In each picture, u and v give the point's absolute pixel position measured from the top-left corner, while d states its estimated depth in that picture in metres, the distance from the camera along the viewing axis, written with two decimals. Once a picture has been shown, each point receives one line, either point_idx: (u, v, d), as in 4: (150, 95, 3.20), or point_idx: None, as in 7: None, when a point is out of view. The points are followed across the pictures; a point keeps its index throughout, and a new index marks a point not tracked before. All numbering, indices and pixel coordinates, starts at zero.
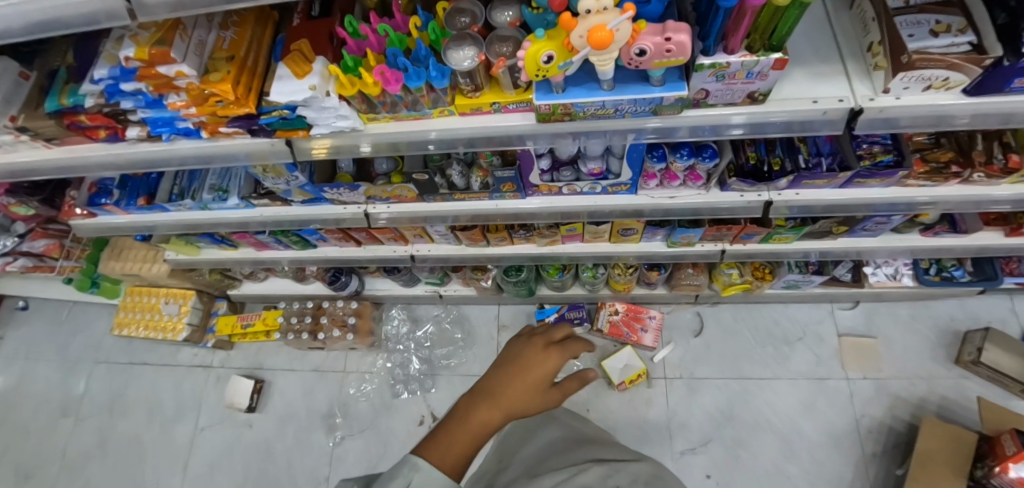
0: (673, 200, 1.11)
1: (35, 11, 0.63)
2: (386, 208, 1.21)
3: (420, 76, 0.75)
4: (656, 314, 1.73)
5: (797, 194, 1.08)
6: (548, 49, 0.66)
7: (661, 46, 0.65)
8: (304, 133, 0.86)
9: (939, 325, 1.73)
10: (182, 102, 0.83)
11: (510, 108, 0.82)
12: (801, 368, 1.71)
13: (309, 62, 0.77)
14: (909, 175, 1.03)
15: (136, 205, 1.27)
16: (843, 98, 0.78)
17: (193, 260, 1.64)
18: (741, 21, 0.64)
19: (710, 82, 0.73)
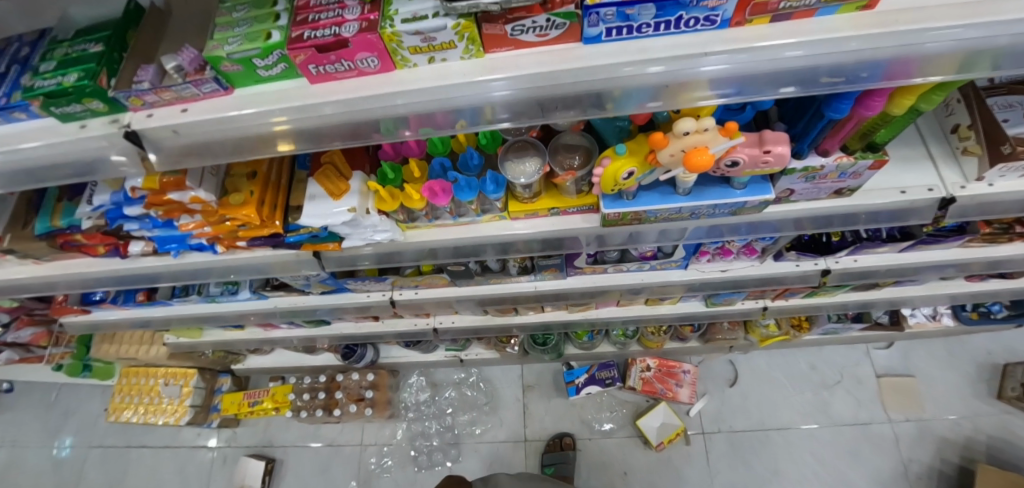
0: (725, 273, 1.04)
1: (27, 155, 0.53)
2: (413, 294, 1.11)
3: (473, 188, 0.67)
4: (690, 367, 1.65)
5: (855, 261, 1.01)
6: (629, 166, 0.58)
7: (758, 158, 0.57)
8: (335, 246, 0.76)
9: (977, 359, 1.68)
10: (195, 223, 0.73)
11: (569, 211, 0.74)
12: (842, 414, 1.64)
13: (346, 179, 0.68)
14: (973, 239, 0.98)
15: (135, 302, 1.16)
16: (932, 187, 0.71)
17: (196, 342, 1.52)
18: (845, 127, 0.58)
19: (798, 183, 0.66)
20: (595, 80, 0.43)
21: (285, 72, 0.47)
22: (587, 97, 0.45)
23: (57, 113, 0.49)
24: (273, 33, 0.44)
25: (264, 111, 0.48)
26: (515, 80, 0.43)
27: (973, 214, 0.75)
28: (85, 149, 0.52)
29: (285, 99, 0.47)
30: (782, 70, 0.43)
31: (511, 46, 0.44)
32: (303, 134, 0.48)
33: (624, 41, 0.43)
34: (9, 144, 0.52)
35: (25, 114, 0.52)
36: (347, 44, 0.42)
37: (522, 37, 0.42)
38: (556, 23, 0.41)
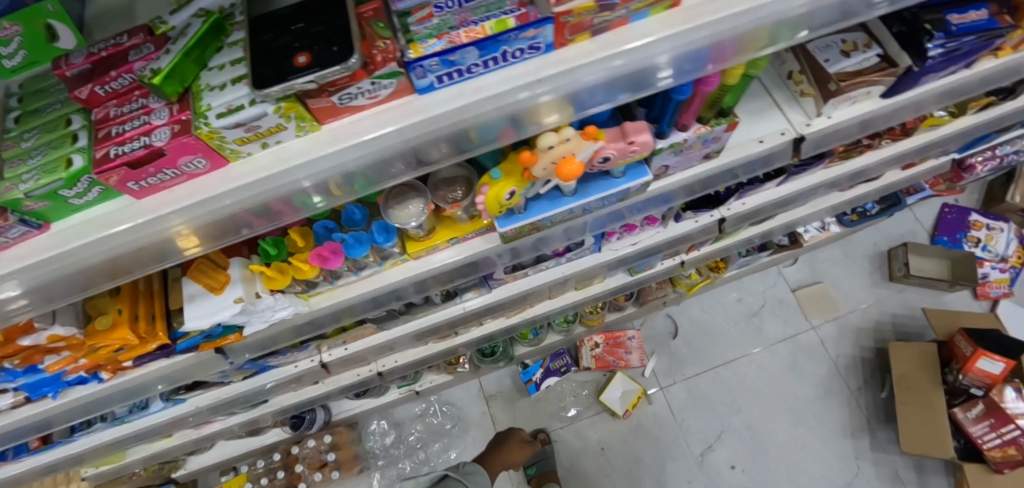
0: (636, 245, 1.09)
1: None
2: (342, 350, 1.06)
3: (362, 243, 0.64)
4: (634, 332, 1.72)
5: (744, 204, 1.09)
6: (509, 187, 0.58)
7: (626, 149, 0.59)
8: (234, 338, 0.71)
9: (867, 252, 1.89)
10: (64, 361, 0.64)
11: (468, 236, 0.73)
12: (773, 334, 1.79)
13: (223, 269, 0.64)
14: (832, 159, 1.09)
15: (29, 450, 1.02)
16: (783, 131, 0.78)
17: (121, 466, 1.36)
18: (693, 103, 0.62)
19: (670, 158, 0.70)
20: (446, 124, 0.46)
21: (100, 192, 0.45)
22: (444, 139, 0.48)
23: None
24: (74, 158, 0.41)
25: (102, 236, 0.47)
26: (357, 145, 0.45)
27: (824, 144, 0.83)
28: None
29: (127, 218, 0.47)
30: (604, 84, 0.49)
31: (344, 113, 0.45)
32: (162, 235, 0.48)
33: (458, 82, 0.45)
34: None
35: None
36: (164, 152, 0.40)
37: (353, 103, 0.44)
38: (382, 84, 0.42)
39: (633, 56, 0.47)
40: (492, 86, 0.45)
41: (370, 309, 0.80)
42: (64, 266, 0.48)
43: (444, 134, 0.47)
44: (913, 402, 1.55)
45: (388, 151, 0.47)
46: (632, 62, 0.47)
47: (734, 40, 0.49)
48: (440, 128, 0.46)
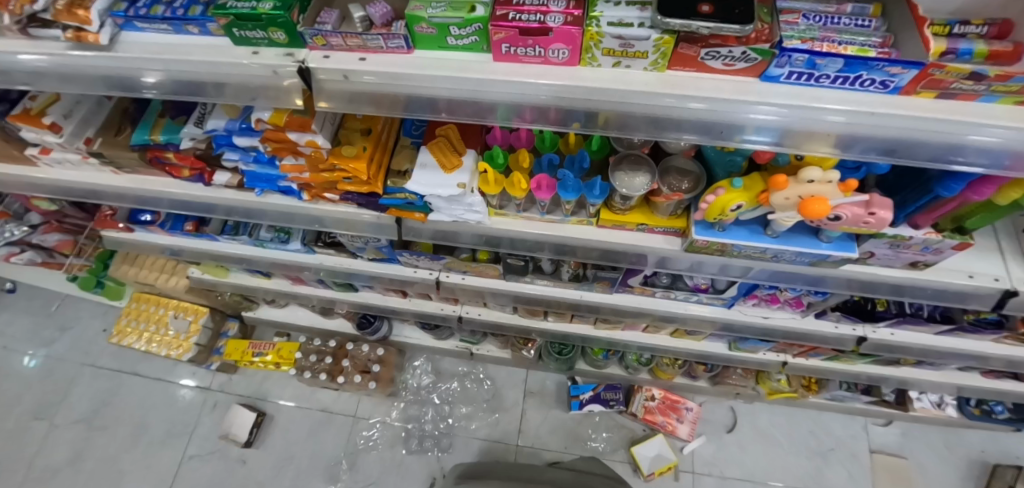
0: (765, 319, 1.07)
1: (187, 69, 0.55)
2: (459, 279, 1.12)
3: (577, 189, 0.69)
4: (694, 406, 1.67)
5: (892, 334, 1.05)
6: (739, 201, 0.61)
7: (861, 217, 0.61)
8: (420, 215, 0.79)
9: (971, 457, 1.67)
10: (297, 166, 0.75)
11: (655, 230, 0.76)
12: (834, 482, 1.63)
13: (457, 154, 0.70)
14: (1008, 335, 1.01)
15: (183, 230, 1.17)
16: (999, 277, 0.76)
17: (218, 282, 1.52)
18: (942, 207, 0.62)
19: (882, 247, 0.70)
20: (948, 136, 0.46)
21: (473, 44, 0.48)
22: (929, 145, 0.47)
23: (234, 34, 0.51)
24: (476, 7, 0.45)
25: (414, 75, 0.49)
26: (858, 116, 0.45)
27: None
28: (251, 74, 0.54)
29: (464, 69, 0.48)
30: None
31: (693, 67, 0.46)
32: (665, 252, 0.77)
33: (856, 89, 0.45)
34: (172, 56, 0.54)
35: (196, 28, 0.53)
36: (548, 32, 0.44)
37: (709, 62, 0.45)
38: (748, 56, 0.43)
39: None
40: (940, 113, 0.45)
41: (547, 254, 0.84)
42: (407, 88, 0.50)
43: (695, 117, 0.47)
44: None
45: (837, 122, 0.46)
46: (934, 130, 0.46)
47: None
48: (696, 112, 0.47)
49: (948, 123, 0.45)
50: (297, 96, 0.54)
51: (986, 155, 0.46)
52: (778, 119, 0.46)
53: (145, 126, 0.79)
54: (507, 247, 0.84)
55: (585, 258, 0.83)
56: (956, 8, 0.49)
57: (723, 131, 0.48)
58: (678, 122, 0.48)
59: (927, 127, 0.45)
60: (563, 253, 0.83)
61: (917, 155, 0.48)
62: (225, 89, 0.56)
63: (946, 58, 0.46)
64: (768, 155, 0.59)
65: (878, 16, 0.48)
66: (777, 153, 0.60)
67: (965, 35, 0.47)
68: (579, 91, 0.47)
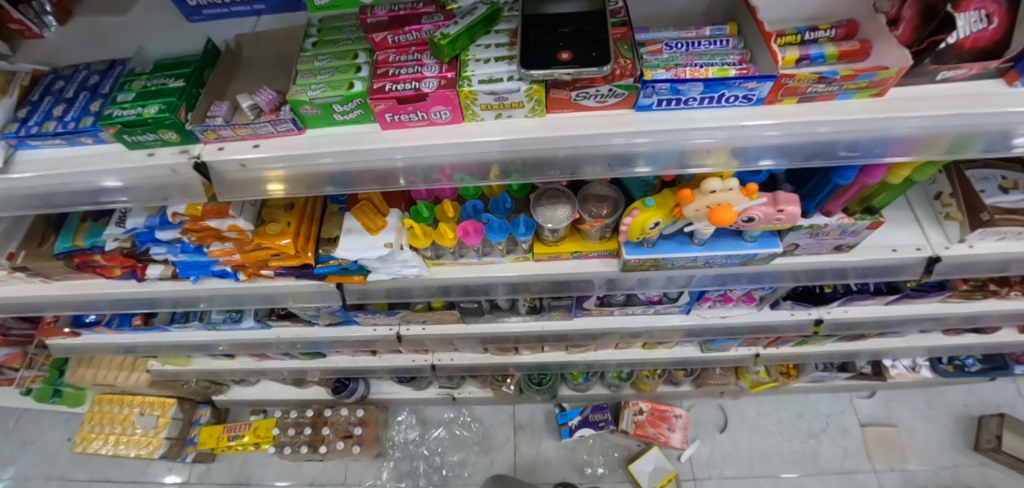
0: (724, 318, 1.09)
1: (88, 179, 0.54)
2: (420, 329, 1.11)
3: (504, 229, 0.71)
4: (683, 411, 1.66)
5: (846, 311, 1.07)
6: (656, 218, 0.63)
7: (772, 215, 0.63)
8: (359, 278, 0.78)
9: (954, 413, 1.72)
10: (225, 250, 0.74)
11: (590, 255, 0.78)
12: (829, 462, 1.65)
13: (381, 214, 0.71)
14: (951, 295, 1.05)
15: (131, 325, 1.13)
16: (920, 246, 0.78)
17: (182, 370, 1.46)
18: (848, 193, 0.65)
19: (804, 238, 0.72)
20: (815, 134, 0.49)
21: (359, 117, 0.49)
22: (803, 144, 0.50)
23: (126, 140, 0.51)
24: (355, 83, 0.47)
25: (310, 155, 0.50)
26: (730, 130, 0.48)
27: (962, 272, 0.81)
28: (152, 175, 0.54)
29: (355, 142, 0.50)
30: (980, 137, 0.50)
31: (570, 108, 0.48)
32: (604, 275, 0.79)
33: (720, 105, 0.48)
34: (70, 168, 0.54)
35: (90, 138, 0.53)
36: (425, 98, 0.45)
37: (583, 102, 0.47)
38: (616, 93, 0.46)
39: (971, 121, 0.49)
40: (803, 114, 0.48)
41: (500, 294, 0.83)
42: (306, 167, 0.51)
43: (583, 153, 0.50)
44: None
45: (711, 135, 0.49)
46: (798, 133, 0.49)
47: (925, 138, 0.50)
48: (582, 148, 0.49)
49: (814, 122, 0.48)
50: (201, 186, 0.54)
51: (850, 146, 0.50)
52: (660, 141, 0.49)
53: (68, 233, 0.77)
54: (457, 294, 0.83)
55: (538, 292, 0.82)
56: (809, 15, 0.53)
57: (613, 163, 0.50)
58: (567, 162, 0.50)
59: (795, 131, 0.49)
60: (509, 290, 0.84)
61: (792, 155, 0.51)
62: (132, 193, 0.56)
63: (802, 63, 0.49)
64: None
65: (735, 34, 0.51)
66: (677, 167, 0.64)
67: (817, 40, 0.50)
68: (467, 147, 0.49)
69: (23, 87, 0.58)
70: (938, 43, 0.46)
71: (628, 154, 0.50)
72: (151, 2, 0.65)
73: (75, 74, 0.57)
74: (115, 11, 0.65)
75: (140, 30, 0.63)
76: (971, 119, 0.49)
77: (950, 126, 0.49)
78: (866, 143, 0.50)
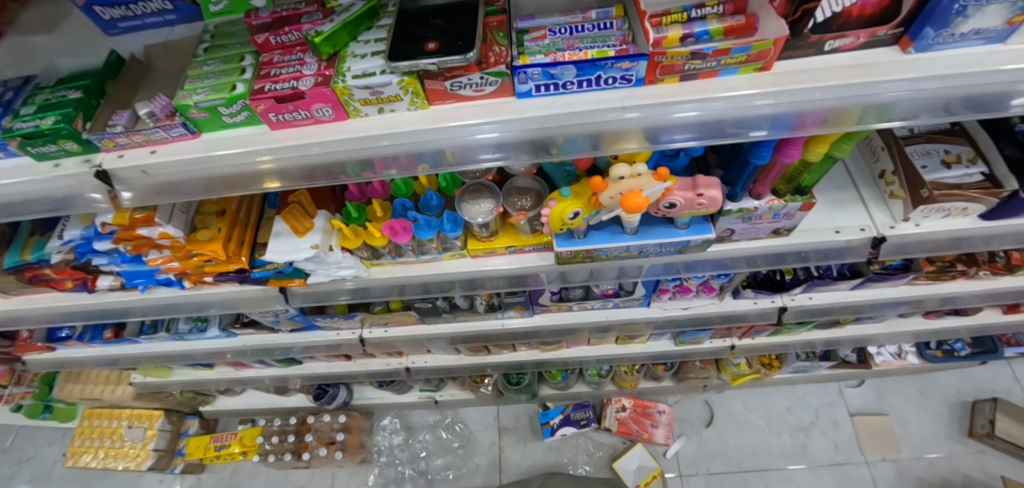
0: (686, 310, 1.07)
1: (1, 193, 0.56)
2: (382, 331, 1.11)
3: (431, 227, 0.71)
4: (666, 407, 1.64)
5: (810, 299, 1.04)
6: (574, 207, 0.63)
7: (692, 200, 0.62)
8: (299, 281, 0.79)
9: (948, 399, 1.67)
10: (163, 258, 0.75)
11: (526, 249, 0.78)
12: (820, 455, 1.62)
13: (309, 217, 0.71)
14: (918, 277, 1.02)
15: (101, 339, 1.15)
16: (864, 227, 0.76)
17: (163, 382, 1.49)
18: (770, 173, 0.63)
19: (737, 223, 0.71)
20: (705, 114, 0.48)
21: (249, 118, 0.50)
22: (694, 124, 0.49)
23: (31, 152, 0.52)
24: (237, 86, 0.48)
25: (204, 157, 0.51)
26: (614, 113, 0.48)
27: (911, 253, 0.79)
28: (61, 186, 0.55)
29: (247, 143, 0.51)
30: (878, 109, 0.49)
31: (452, 99, 0.48)
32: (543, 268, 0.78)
33: (600, 89, 0.48)
34: None
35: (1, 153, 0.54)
36: (303, 96, 0.46)
37: (461, 92, 0.47)
38: (489, 80, 0.46)
39: (863, 92, 0.48)
40: (686, 93, 0.47)
41: (450, 292, 0.84)
42: (202, 171, 0.52)
43: (470, 143, 0.50)
44: None
45: (596, 119, 0.48)
46: (688, 114, 0.48)
47: (821, 112, 0.49)
48: (468, 138, 0.49)
49: (700, 101, 0.47)
50: (106, 202, 0.55)
51: (739, 123, 0.49)
52: (547, 128, 0.49)
53: (16, 248, 0.79)
54: (407, 293, 0.84)
55: (490, 288, 0.83)
56: None
57: (504, 151, 0.50)
58: (456, 153, 0.50)
59: (682, 111, 0.48)
60: (451, 288, 0.83)
61: (683, 135, 0.50)
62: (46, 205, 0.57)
63: (688, 42, 0.44)
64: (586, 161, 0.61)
65: (621, 16, 0.50)
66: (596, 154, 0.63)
67: (704, 17, 0.44)
68: (355, 143, 0.50)
69: None
70: (809, 13, 0.45)
71: (515, 142, 0.49)
72: (74, 19, 0.66)
73: None
74: (40, 29, 0.67)
75: (61, 46, 0.64)
76: (863, 90, 0.48)
77: (844, 99, 0.48)
78: (762, 122, 0.49)
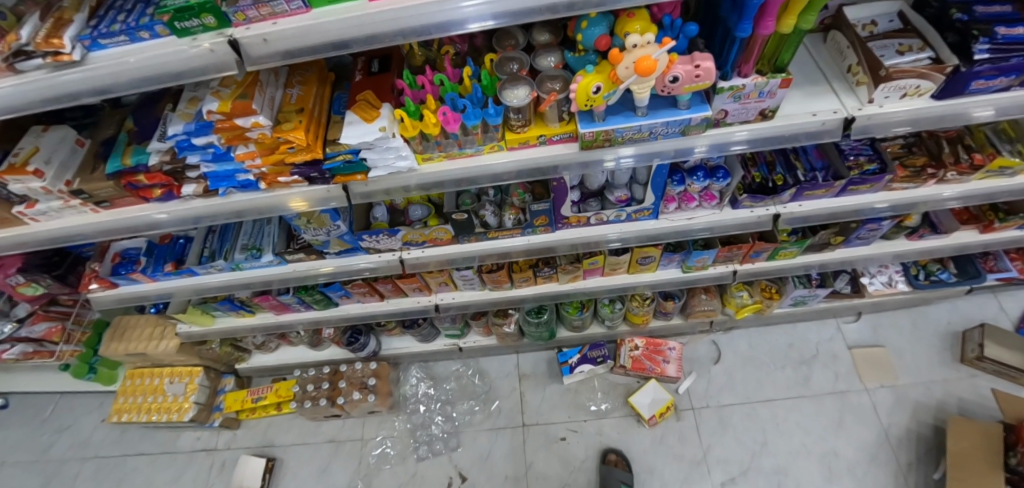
0: (691, 221, 1.21)
1: (145, 67, 0.70)
2: (421, 253, 1.24)
3: (477, 115, 0.85)
4: (675, 345, 1.76)
5: (800, 206, 1.18)
6: (596, 81, 0.77)
7: (691, 72, 0.77)
8: (361, 176, 0.93)
9: (938, 330, 1.80)
10: (248, 153, 0.88)
11: (554, 140, 0.92)
12: (821, 385, 1.74)
13: (375, 109, 0.85)
14: (893, 179, 1.16)
15: (163, 271, 1.26)
16: (836, 110, 0.91)
17: (206, 331, 1.58)
18: (754, 48, 0.78)
19: (729, 103, 0.85)
20: None
21: None
22: None
23: (176, 28, 0.66)
24: None
25: (315, 25, 0.66)
26: None
27: (878, 134, 0.93)
28: (195, 58, 0.69)
29: (349, 12, 0.65)
30: None
31: None
32: (569, 156, 0.93)
33: None
34: (133, 58, 0.69)
35: (148, 33, 0.69)
36: None
37: None
38: None
39: None
40: None
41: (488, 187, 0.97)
42: (312, 37, 0.67)
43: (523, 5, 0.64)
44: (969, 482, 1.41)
45: None
46: None
47: None
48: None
49: None
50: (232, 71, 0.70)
51: None
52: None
53: (116, 155, 0.92)
54: (450, 188, 0.97)
55: (524, 180, 0.96)
56: None
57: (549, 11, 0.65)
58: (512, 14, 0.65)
59: None
60: (489, 182, 0.97)
61: None
62: (177, 79, 0.71)
63: None
64: (604, 41, 0.76)
65: None
66: (610, 38, 0.78)
67: None
68: (434, 7, 0.65)
69: (91, 7, 0.73)
70: None
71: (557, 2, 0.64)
72: None
73: None
74: None
75: None
76: None
77: None
78: None
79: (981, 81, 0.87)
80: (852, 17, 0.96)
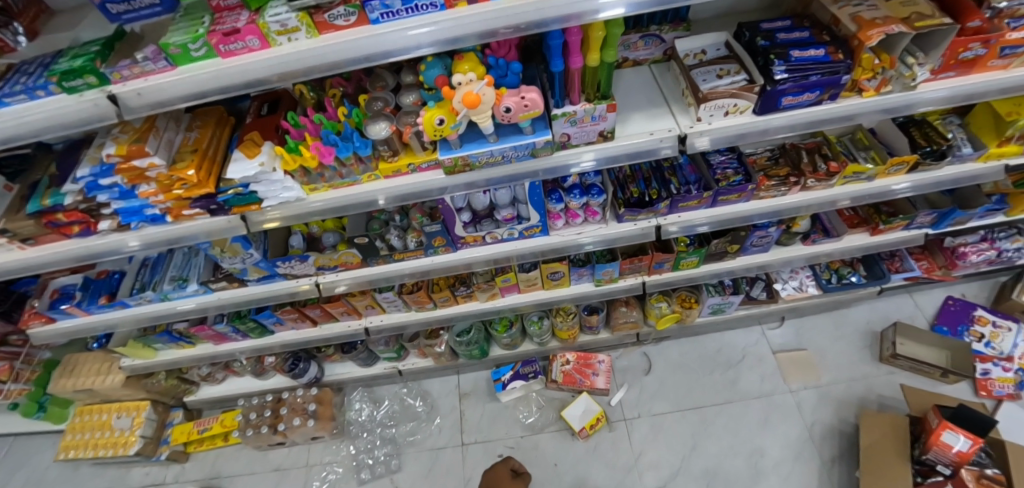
0: (580, 235, 1.32)
1: (41, 119, 0.82)
2: (335, 277, 1.34)
3: (348, 148, 0.97)
4: (605, 358, 1.83)
5: (678, 217, 1.29)
6: (438, 114, 0.89)
7: (520, 103, 0.89)
8: (256, 206, 1.04)
9: (859, 331, 1.87)
10: (151, 190, 1.00)
11: (424, 167, 1.04)
12: (748, 388, 1.79)
13: (258, 147, 0.98)
14: (759, 188, 1.27)
15: (97, 303, 1.36)
16: (671, 129, 1.03)
17: (150, 363, 1.66)
18: (573, 79, 0.91)
19: (568, 127, 0.98)
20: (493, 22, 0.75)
21: (207, 53, 0.78)
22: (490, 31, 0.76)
23: (65, 87, 0.79)
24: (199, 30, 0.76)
25: (177, 79, 0.78)
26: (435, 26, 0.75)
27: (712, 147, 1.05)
28: (82, 110, 0.81)
29: (207, 68, 0.78)
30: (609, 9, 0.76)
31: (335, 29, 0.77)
32: (438, 179, 1.04)
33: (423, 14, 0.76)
34: (30, 112, 0.81)
35: (43, 92, 0.81)
36: (240, 30, 0.74)
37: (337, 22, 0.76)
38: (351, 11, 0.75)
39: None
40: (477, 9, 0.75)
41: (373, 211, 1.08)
42: (176, 88, 0.79)
43: (348, 53, 0.77)
44: (879, 475, 1.45)
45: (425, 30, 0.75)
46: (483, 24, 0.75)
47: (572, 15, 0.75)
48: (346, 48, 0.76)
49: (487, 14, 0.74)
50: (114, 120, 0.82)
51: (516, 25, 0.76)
52: (394, 38, 0.76)
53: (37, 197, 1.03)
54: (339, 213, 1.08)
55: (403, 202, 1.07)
56: None
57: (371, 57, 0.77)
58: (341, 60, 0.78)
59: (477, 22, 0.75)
60: (373, 206, 1.08)
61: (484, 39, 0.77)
62: (70, 127, 0.83)
63: None
64: (442, 80, 0.89)
65: None
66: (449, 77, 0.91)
67: None
68: (275, 60, 0.77)
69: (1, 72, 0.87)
70: None
71: (376, 49, 0.76)
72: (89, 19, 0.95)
73: (37, 61, 0.87)
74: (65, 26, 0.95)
75: (81, 34, 0.93)
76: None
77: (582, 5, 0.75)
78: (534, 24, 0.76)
79: (790, 98, 0.99)
80: (683, 48, 1.09)
